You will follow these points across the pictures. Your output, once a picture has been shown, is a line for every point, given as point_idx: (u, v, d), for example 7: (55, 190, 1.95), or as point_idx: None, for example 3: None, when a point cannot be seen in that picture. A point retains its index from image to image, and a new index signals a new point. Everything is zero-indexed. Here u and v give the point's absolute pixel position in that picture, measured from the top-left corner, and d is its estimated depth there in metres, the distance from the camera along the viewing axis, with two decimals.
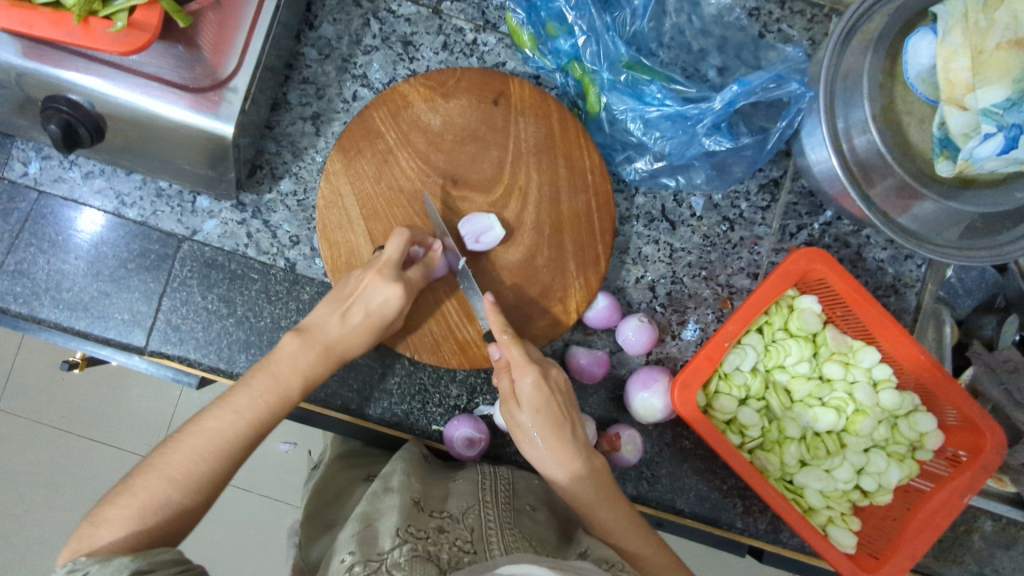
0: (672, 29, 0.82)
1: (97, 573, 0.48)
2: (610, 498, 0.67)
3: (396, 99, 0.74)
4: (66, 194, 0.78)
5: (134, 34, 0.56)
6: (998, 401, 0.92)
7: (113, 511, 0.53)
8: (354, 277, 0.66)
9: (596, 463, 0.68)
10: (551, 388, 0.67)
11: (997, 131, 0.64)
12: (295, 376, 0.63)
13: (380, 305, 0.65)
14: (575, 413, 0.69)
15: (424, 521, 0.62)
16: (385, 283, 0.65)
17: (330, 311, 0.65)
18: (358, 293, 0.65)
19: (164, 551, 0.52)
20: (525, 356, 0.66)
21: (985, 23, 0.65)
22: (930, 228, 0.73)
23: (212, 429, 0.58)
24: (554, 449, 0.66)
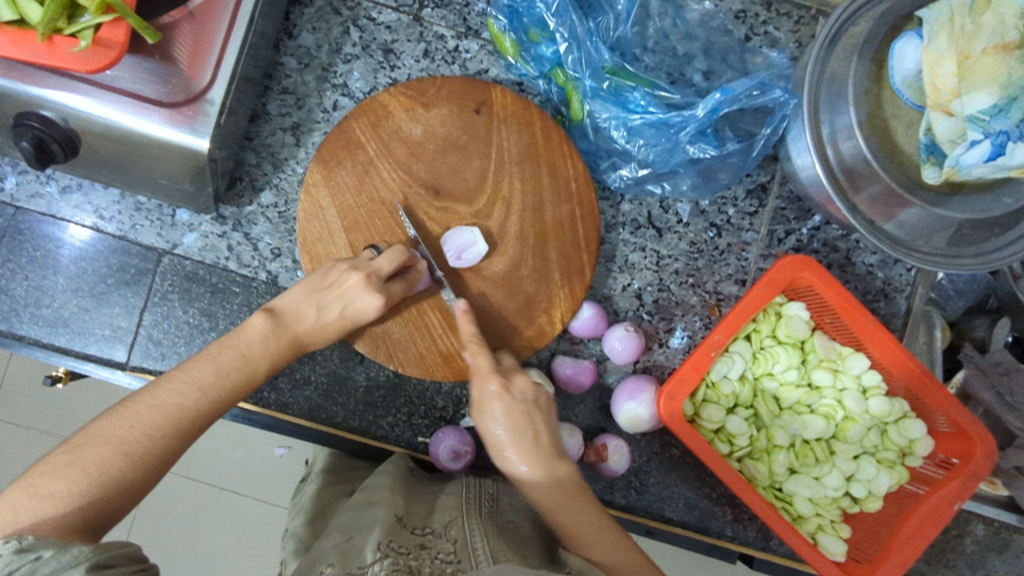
0: (656, 33, 0.81)
1: (54, 558, 0.44)
2: (576, 507, 0.64)
3: (376, 108, 0.73)
4: (43, 210, 0.77)
5: (101, 51, 0.55)
6: (990, 405, 0.91)
7: (61, 485, 0.49)
8: (340, 272, 0.67)
9: (562, 472, 0.66)
10: (514, 396, 0.67)
11: (983, 137, 0.63)
12: (262, 356, 0.63)
13: (357, 310, 0.67)
14: (543, 421, 0.68)
15: (407, 537, 0.61)
16: (365, 289, 0.66)
17: (308, 300, 0.66)
18: (337, 291, 0.66)
19: (125, 542, 0.48)
20: (489, 367, 0.68)
21: (971, 27, 0.64)
22: (917, 235, 0.72)
23: (173, 402, 0.56)
24: (516, 454, 0.65)
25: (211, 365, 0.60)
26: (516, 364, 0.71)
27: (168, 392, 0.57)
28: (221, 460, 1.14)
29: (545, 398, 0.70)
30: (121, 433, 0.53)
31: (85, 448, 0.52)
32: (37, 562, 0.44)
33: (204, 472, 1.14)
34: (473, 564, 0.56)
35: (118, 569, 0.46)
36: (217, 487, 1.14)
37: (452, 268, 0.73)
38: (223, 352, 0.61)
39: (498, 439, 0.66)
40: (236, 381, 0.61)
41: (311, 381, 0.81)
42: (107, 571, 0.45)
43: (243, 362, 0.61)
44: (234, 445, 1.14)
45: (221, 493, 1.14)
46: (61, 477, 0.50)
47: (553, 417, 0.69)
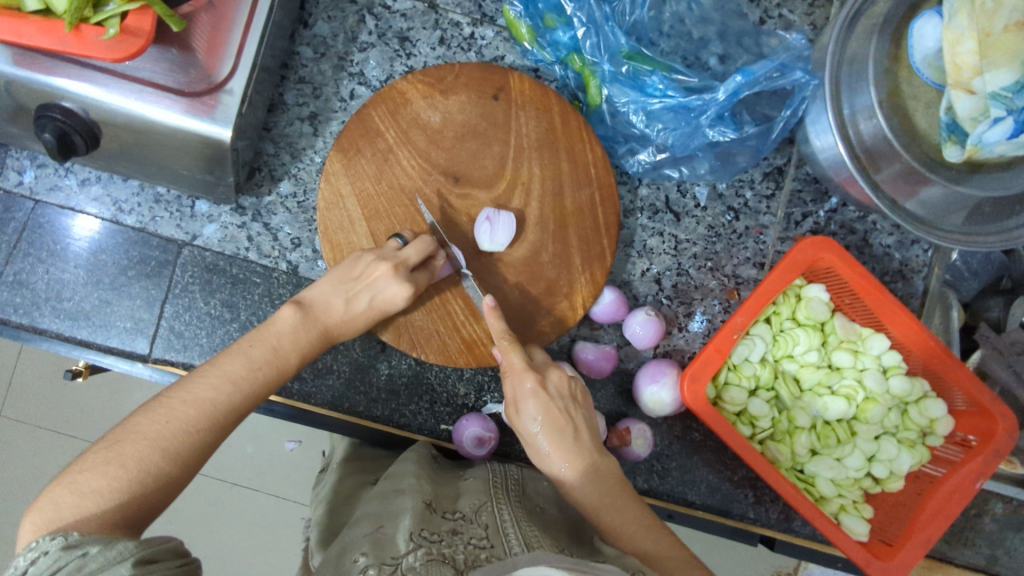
0: (671, 17, 0.80)
1: (100, 554, 0.46)
2: (623, 504, 0.65)
3: (395, 96, 0.73)
4: (62, 202, 0.77)
5: (128, 39, 0.55)
6: (1007, 383, 0.91)
7: (102, 483, 0.51)
8: (366, 262, 0.67)
9: (604, 467, 0.67)
10: (550, 393, 0.66)
11: (1006, 114, 0.62)
12: (291, 350, 0.64)
13: (385, 300, 0.67)
14: (580, 416, 0.67)
15: (437, 524, 0.61)
16: (393, 279, 0.66)
17: (336, 292, 0.67)
18: (366, 281, 0.67)
19: (167, 538, 0.49)
20: (523, 364, 0.66)
21: (992, 4, 0.62)
22: (939, 213, 0.72)
23: (206, 398, 0.57)
24: (557, 454, 0.65)
25: (243, 358, 0.61)
26: (547, 358, 0.70)
27: (202, 387, 0.58)
28: (232, 456, 1.14)
29: (579, 392, 0.69)
30: (158, 428, 0.54)
31: (123, 444, 0.53)
32: (84, 558, 0.46)
33: (216, 469, 1.14)
34: (505, 549, 0.55)
35: (161, 564, 0.47)
36: (230, 484, 1.14)
37: (473, 254, 0.74)
38: (255, 346, 0.62)
39: (538, 439, 0.65)
40: (267, 375, 0.62)
41: (333, 370, 0.82)
42: (150, 566, 0.47)
43: (273, 357, 0.62)
44: (247, 440, 1.14)
45: (233, 490, 1.14)
46: (101, 473, 0.51)
47: (587, 409, 0.69)
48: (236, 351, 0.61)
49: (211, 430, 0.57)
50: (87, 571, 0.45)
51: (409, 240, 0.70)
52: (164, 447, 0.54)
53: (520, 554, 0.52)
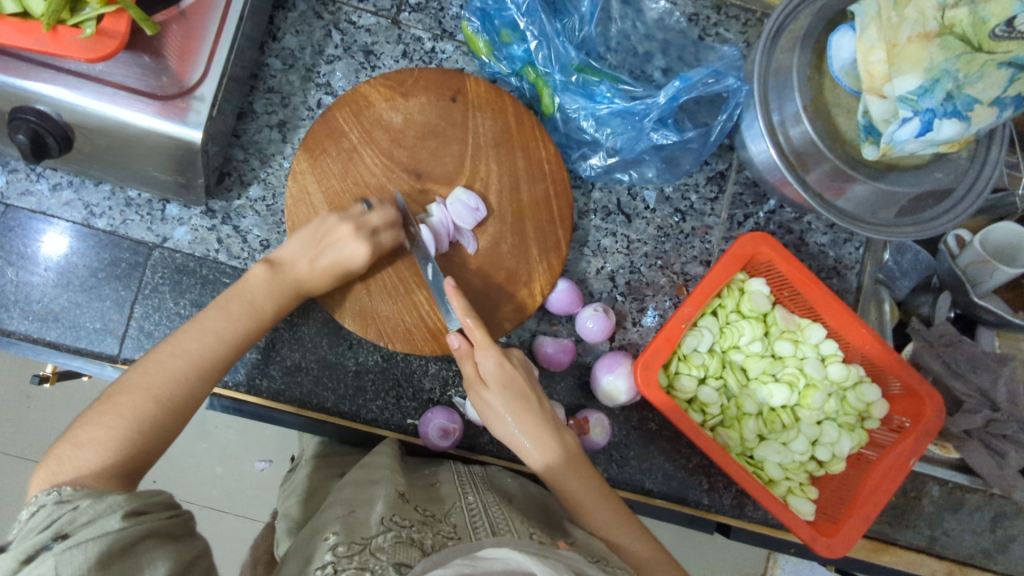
0: (618, 34, 0.87)
1: (90, 506, 0.49)
2: (582, 471, 0.71)
3: (358, 99, 0.77)
4: (33, 207, 0.79)
5: (103, 41, 0.58)
6: (938, 372, 1.00)
7: (100, 433, 0.56)
8: (331, 223, 0.71)
9: (569, 440, 0.72)
10: (514, 365, 0.72)
11: (913, 115, 0.69)
12: (267, 303, 0.68)
13: (345, 259, 0.70)
14: (540, 393, 0.74)
15: (409, 513, 0.63)
16: (354, 240, 0.70)
17: (302, 253, 0.70)
18: (329, 241, 0.70)
19: (156, 492, 0.52)
20: (488, 339, 0.70)
21: (898, 18, 0.69)
22: (866, 208, 0.80)
23: (190, 350, 0.63)
24: (523, 423, 0.70)
25: (223, 313, 0.66)
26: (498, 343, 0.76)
27: (187, 339, 0.63)
28: (199, 475, 1.13)
29: (532, 371, 0.76)
30: (147, 379, 0.60)
31: (118, 397, 0.58)
32: (77, 510, 0.49)
33: (183, 488, 1.13)
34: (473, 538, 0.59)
35: (150, 516, 0.50)
36: (198, 504, 1.13)
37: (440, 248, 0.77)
38: (232, 302, 0.67)
39: (505, 412, 0.70)
40: (247, 331, 0.67)
41: (302, 367, 0.84)
42: (139, 517, 0.50)
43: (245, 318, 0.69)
44: (215, 458, 1.13)
45: (200, 510, 1.13)
46: (100, 424, 0.57)
47: (544, 389, 0.75)
48: (215, 306, 0.66)
49: (194, 380, 0.62)
50: (79, 522, 0.48)
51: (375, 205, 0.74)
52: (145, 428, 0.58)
53: (487, 538, 0.56)
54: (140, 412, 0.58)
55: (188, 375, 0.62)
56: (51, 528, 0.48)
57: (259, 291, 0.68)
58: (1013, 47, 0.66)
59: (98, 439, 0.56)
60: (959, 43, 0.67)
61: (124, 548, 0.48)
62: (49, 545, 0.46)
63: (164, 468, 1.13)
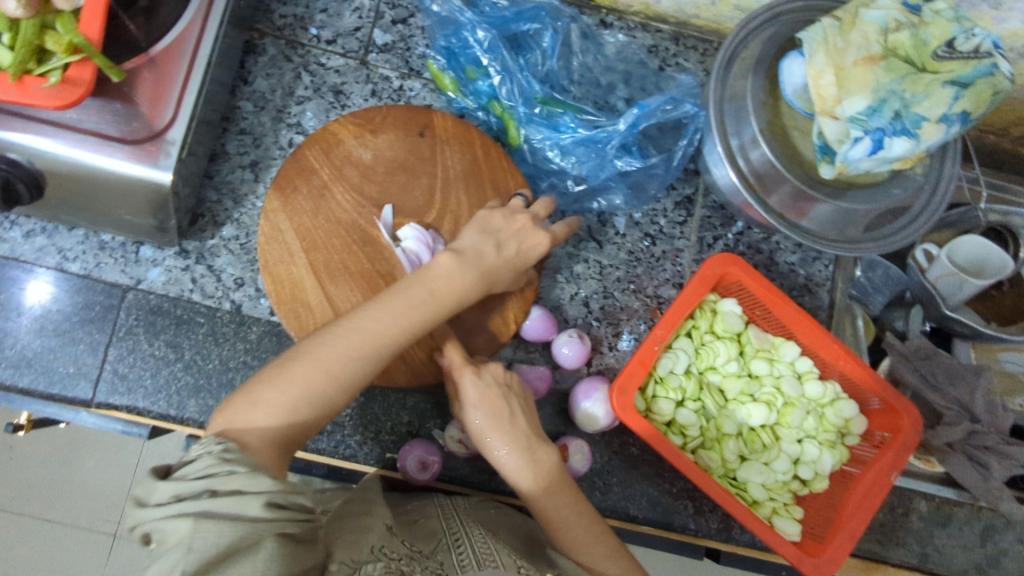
0: (580, 67, 0.90)
1: (242, 476, 0.50)
2: (555, 491, 0.69)
3: (328, 137, 0.79)
4: (7, 254, 0.79)
5: (68, 88, 0.58)
6: (916, 386, 1.01)
7: (272, 395, 0.57)
8: (507, 216, 0.75)
9: (544, 456, 0.70)
10: (488, 381, 0.71)
11: (863, 134, 0.71)
12: (448, 291, 0.66)
13: (532, 246, 0.74)
14: (518, 404, 0.72)
15: (397, 546, 0.62)
16: (535, 228, 0.75)
17: (482, 242, 0.72)
18: (510, 231, 0.74)
19: (300, 493, 0.53)
20: (463, 359, 0.72)
21: (842, 44, 0.73)
22: (827, 226, 0.82)
23: (356, 329, 0.61)
24: (496, 439, 0.69)
25: (404, 296, 0.64)
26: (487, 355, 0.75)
27: (361, 316, 0.62)
28: None
29: (516, 380, 0.74)
30: (332, 355, 0.59)
31: (306, 358, 0.59)
32: (231, 475, 0.50)
33: None
34: None
35: (286, 512, 0.51)
36: None
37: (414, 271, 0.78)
38: (416, 288, 0.65)
39: (480, 429, 0.70)
40: (428, 315, 0.64)
41: None
42: (276, 510, 0.50)
43: None
44: None
45: None
46: (279, 389, 0.57)
47: (528, 398, 0.73)
48: (399, 289, 0.64)
49: (369, 360, 0.61)
50: (224, 490, 0.49)
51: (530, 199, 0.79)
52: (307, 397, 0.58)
53: None
54: (321, 387, 0.58)
55: (365, 354, 0.60)
56: (205, 481, 0.50)
57: (447, 278, 0.66)
58: (955, 67, 0.70)
59: (271, 403, 0.57)
60: (903, 64, 0.71)
61: (251, 539, 0.48)
62: (201, 496, 0.49)
63: None
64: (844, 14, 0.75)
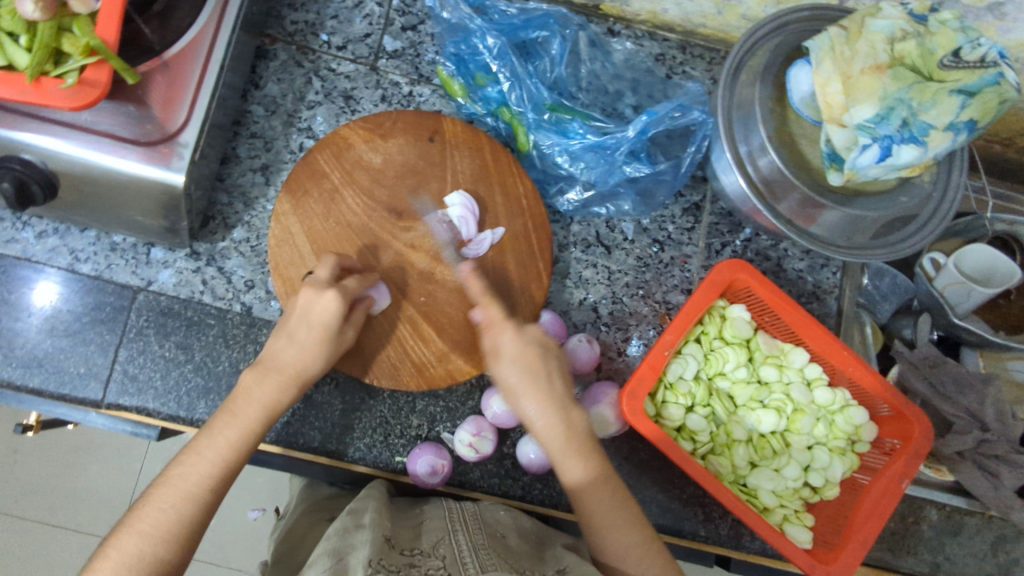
0: (588, 74, 0.90)
1: None
2: (588, 456, 0.68)
3: (338, 141, 0.80)
4: (19, 254, 0.80)
5: (85, 89, 0.59)
6: (925, 394, 1.00)
7: (178, 481, 0.59)
8: (302, 297, 0.69)
9: (579, 420, 0.69)
10: (527, 340, 0.70)
11: (872, 141, 0.71)
12: (314, 356, 0.67)
13: (319, 313, 0.67)
14: (557, 364, 0.71)
15: (396, 557, 0.62)
16: (318, 295, 0.68)
17: (295, 324, 0.68)
18: (298, 313, 0.68)
19: None
20: (502, 317, 0.71)
21: (849, 53, 0.73)
22: (838, 233, 0.82)
23: (256, 405, 0.64)
24: (532, 397, 0.68)
25: (287, 362, 0.66)
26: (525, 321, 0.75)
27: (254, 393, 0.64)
28: None
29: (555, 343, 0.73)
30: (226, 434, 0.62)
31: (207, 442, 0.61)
32: None
33: None
34: None
35: None
36: (192, 558, 1.12)
37: (425, 273, 0.79)
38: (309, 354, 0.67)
39: (516, 386, 0.69)
40: (230, 438, 0.62)
41: (287, 408, 0.84)
42: None
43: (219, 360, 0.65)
44: (209, 510, 1.11)
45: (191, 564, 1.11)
46: (182, 479, 0.59)
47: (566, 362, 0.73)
48: (295, 352, 0.67)
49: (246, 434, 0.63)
50: None
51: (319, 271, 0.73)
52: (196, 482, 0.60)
53: None
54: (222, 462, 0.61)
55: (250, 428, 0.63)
56: None
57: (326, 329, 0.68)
58: (961, 76, 0.70)
59: (180, 484, 0.59)
60: (910, 72, 0.71)
61: None
62: None
63: None
64: (850, 23, 0.75)
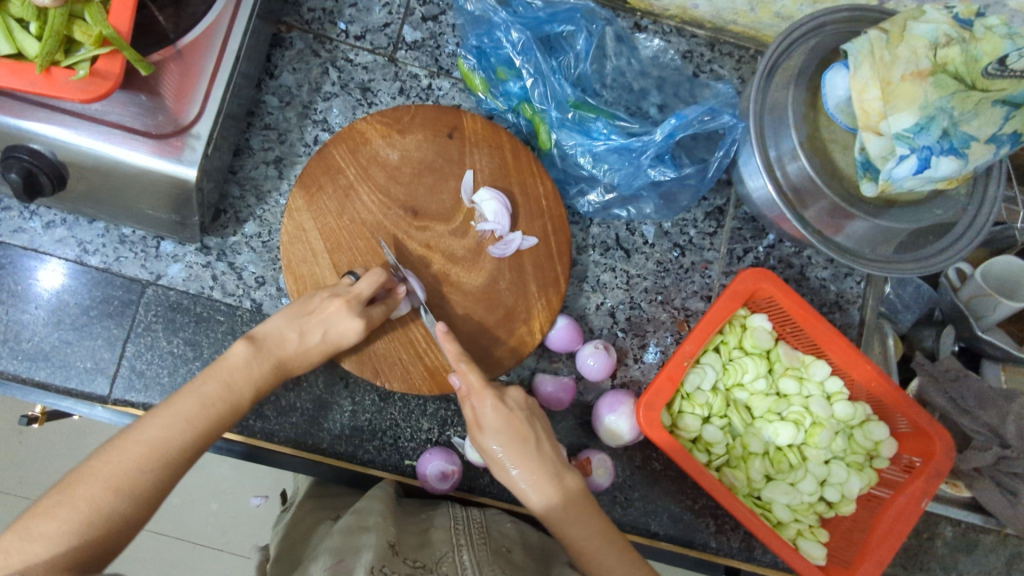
0: (613, 71, 0.87)
1: None
2: (585, 517, 0.67)
3: (354, 135, 0.77)
4: (25, 244, 0.78)
5: (97, 81, 0.57)
6: (945, 409, 0.98)
7: (154, 432, 0.59)
8: (320, 299, 0.69)
9: (570, 481, 0.69)
10: (510, 406, 0.69)
11: (910, 152, 0.68)
12: (313, 353, 0.69)
13: (338, 334, 0.69)
14: (542, 429, 0.70)
15: (398, 566, 0.60)
16: (347, 314, 0.69)
17: (291, 325, 0.68)
18: (319, 316, 0.68)
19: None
20: (482, 383, 0.68)
21: (890, 58, 0.70)
22: (866, 244, 0.79)
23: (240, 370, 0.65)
24: (522, 467, 0.68)
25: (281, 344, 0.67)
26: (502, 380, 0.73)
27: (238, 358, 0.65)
28: (191, 514, 1.09)
29: (534, 405, 0.72)
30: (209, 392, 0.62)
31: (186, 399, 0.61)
32: None
33: (178, 527, 1.09)
34: None
35: None
36: (193, 543, 1.10)
37: (440, 274, 0.77)
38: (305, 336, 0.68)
39: (504, 458, 0.68)
40: (221, 411, 0.63)
41: (297, 407, 0.83)
42: None
43: (223, 383, 0.63)
44: (211, 496, 1.09)
45: (196, 550, 1.10)
46: (158, 429, 0.59)
47: (547, 422, 0.72)
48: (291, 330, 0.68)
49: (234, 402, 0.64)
50: None
51: (361, 276, 0.73)
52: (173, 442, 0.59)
53: None
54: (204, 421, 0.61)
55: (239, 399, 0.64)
56: None
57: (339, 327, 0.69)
58: (1006, 85, 0.66)
59: (155, 438, 0.59)
60: (953, 81, 0.68)
61: None
62: None
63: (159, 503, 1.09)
64: (891, 25, 0.72)
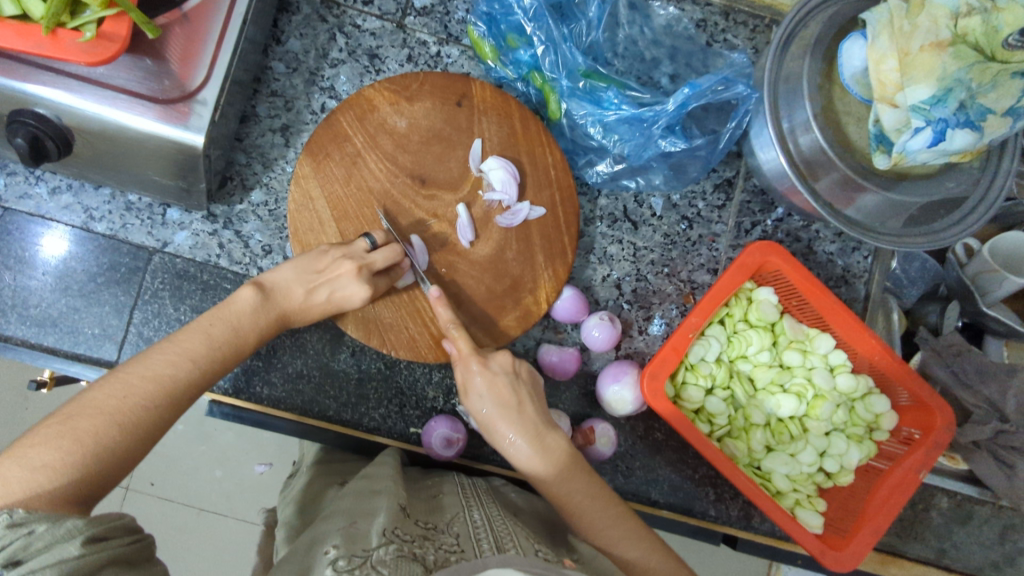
0: (625, 39, 0.86)
1: (45, 531, 0.45)
2: (570, 478, 0.68)
3: (362, 102, 0.76)
4: (31, 210, 0.78)
5: (103, 44, 0.57)
6: (947, 383, 0.99)
7: (162, 364, 0.59)
8: (332, 258, 0.70)
9: (557, 444, 0.70)
10: (496, 371, 0.70)
11: (925, 124, 0.68)
12: (316, 309, 0.70)
13: (342, 297, 0.69)
14: (529, 394, 0.71)
15: (410, 527, 0.60)
16: (354, 280, 0.69)
17: (298, 280, 0.68)
18: (328, 276, 0.69)
19: (121, 515, 0.49)
20: (469, 350, 0.71)
21: (909, 28, 0.68)
22: (877, 217, 0.79)
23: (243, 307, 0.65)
24: (507, 429, 0.69)
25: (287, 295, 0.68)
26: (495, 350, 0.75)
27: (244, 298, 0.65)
28: (197, 479, 1.11)
29: (525, 370, 0.73)
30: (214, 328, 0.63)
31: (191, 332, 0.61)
32: (29, 536, 0.45)
33: (183, 493, 1.10)
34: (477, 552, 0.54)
35: (111, 541, 0.47)
36: (198, 509, 1.11)
37: (447, 244, 0.77)
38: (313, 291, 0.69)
39: (490, 421, 0.69)
40: (225, 355, 0.63)
41: (304, 375, 0.83)
42: (100, 543, 0.46)
43: (233, 332, 0.63)
44: (216, 463, 1.11)
45: (201, 515, 1.11)
46: (165, 362, 0.59)
47: (537, 387, 0.73)
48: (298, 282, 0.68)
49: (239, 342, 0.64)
50: (33, 549, 0.44)
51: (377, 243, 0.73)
52: (178, 373, 0.59)
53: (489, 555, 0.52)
54: (208, 358, 0.62)
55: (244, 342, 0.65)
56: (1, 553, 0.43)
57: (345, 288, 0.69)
58: None
59: (163, 368, 0.59)
60: (971, 52, 0.66)
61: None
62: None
63: (164, 470, 1.10)
64: None
